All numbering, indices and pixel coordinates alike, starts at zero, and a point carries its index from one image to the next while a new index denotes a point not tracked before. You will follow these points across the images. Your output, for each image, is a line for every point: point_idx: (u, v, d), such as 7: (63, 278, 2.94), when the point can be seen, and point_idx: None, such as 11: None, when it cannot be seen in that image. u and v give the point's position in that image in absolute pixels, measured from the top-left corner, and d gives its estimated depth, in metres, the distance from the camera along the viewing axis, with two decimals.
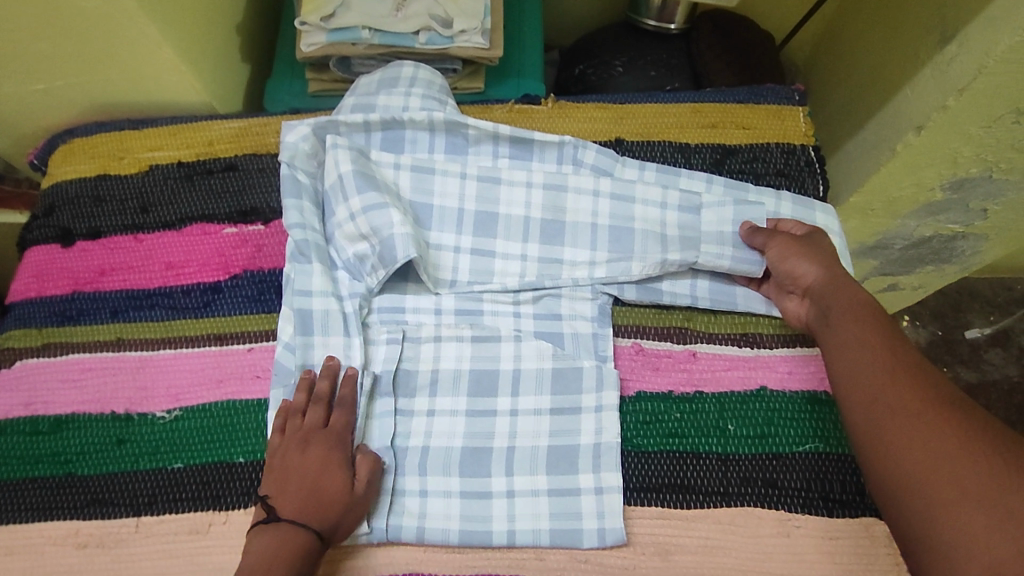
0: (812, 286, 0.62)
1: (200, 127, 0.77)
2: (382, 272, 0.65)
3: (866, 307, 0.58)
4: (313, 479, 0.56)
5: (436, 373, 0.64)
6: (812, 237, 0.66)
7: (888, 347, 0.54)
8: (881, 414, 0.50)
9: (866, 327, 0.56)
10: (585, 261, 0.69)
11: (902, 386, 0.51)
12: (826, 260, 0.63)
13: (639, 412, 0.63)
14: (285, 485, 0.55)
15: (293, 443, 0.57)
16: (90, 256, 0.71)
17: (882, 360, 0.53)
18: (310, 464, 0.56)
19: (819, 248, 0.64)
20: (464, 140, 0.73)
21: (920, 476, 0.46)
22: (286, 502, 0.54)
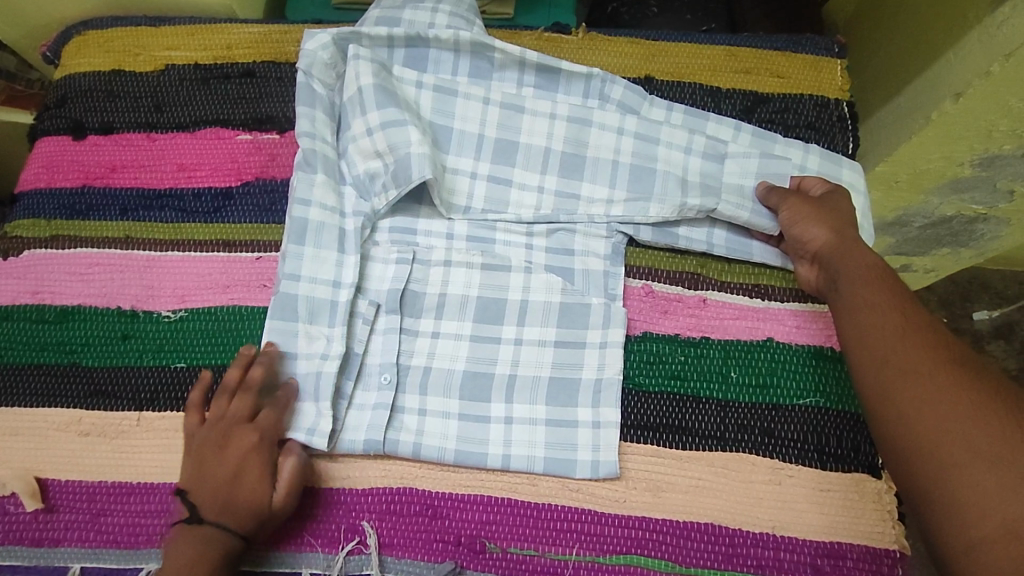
0: (823, 245, 0.59)
1: (218, 29, 0.74)
2: (398, 189, 0.64)
3: (879, 269, 0.55)
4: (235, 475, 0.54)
5: (444, 296, 0.64)
6: (832, 197, 0.63)
7: (901, 306, 0.52)
8: (889, 373, 0.48)
9: (881, 284, 0.54)
10: (602, 199, 0.67)
11: (912, 341, 0.49)
12: (842, 221, 0.60)
13: (643, 352, 0.63)
14: (203, 486, 0.53)
15: (211, 440, 0.55)
16: (102, 151, 0.70)
17: (893, 317, 0.51)
18: (229, 464, 0.54)
19: (837, 210, 0.61)
20: (489, 64, 0.71)
21: (929, 436, 0.45)
22: (207, 501, 0.53)
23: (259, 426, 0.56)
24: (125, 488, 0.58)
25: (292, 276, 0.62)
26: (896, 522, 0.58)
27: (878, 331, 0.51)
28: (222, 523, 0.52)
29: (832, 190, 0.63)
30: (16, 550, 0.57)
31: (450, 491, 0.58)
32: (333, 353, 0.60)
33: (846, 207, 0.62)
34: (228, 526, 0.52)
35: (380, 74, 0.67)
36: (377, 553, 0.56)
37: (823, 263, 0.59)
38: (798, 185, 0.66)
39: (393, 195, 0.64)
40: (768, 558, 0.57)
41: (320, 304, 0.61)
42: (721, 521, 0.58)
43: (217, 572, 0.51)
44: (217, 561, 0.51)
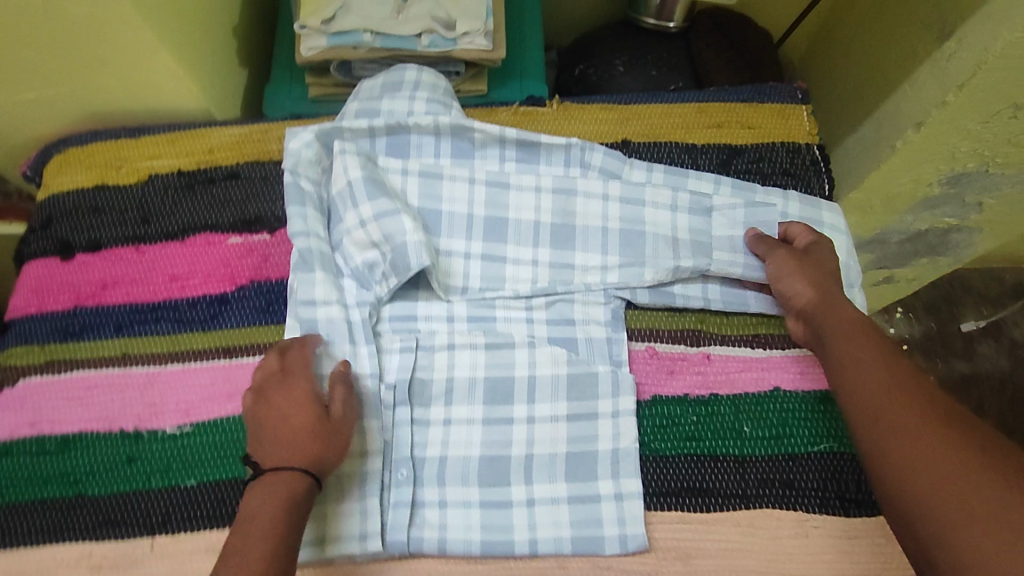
0: (808, 301, 0.61)
1: (199, 134, 0.75)
2: (398, 278, 0.65)
3: (864, 323, 0.57)
4: (283, 417, 0.55)
5: (451, 381, 0.64)
6: (815, 250, 0.65)
7: (889, 362, 0.53)
8: (883, 431, 0.49)
9: (868, 341, 0.55)
10: (597, 266, 0.68)
11: (904, 402, 0.50)
12: (827, 276, 0.62)
13: (656, 416, 0.63)
14: (259, 439, 0.55)
15: (255, 393, 0.57)
16: (91, 269, 0.69)
17: (881, 375, 0.52)
18: (274, 409, 0.56)
19: (819, 264, 0.63)
20: (470, 143, 0.72)
21: (927, 496, 0.45)
22: (263, 449, 0.54)
23: (291, 368, 0.58)
24: None
25: None
26: None
27: (870, 392, 0.52)
28: (284, 465, 0.53)
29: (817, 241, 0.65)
30: None
31: None
32: (371, 450, 0.59)
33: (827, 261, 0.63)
34: (293, 465, 0.53)
35: (367, 167, 0.68)
36: None
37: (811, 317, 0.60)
38: (785, 233, 0.67)
39: (394, 284, 0.65)
40: None
41: None
42: None
43: (293, 511, 0.51)
44: (289, 499, 0.52)
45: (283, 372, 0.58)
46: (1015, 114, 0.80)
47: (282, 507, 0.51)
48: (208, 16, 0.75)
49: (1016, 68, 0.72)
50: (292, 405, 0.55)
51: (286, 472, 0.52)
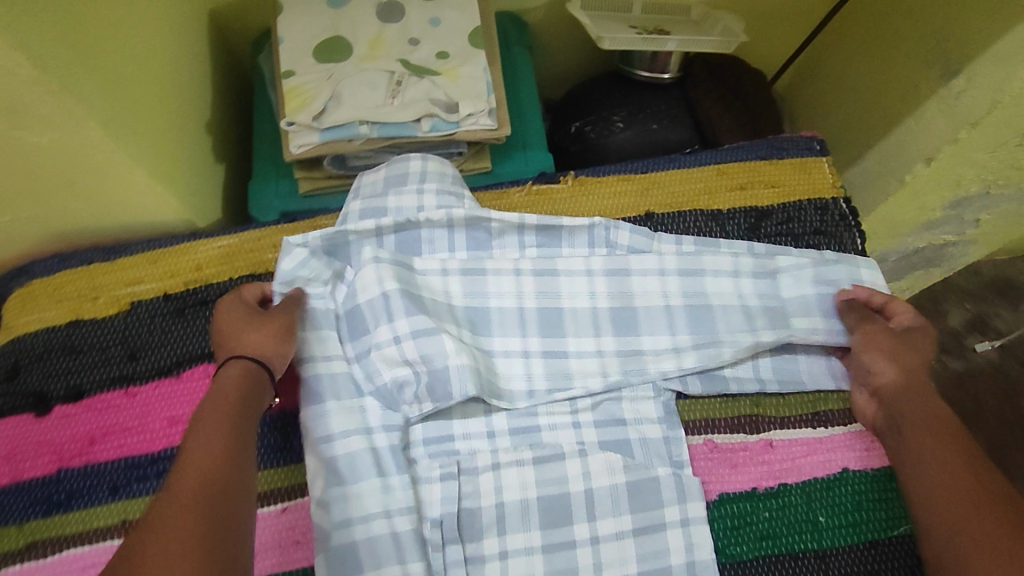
0: (885, 380, 0.58)
1: (183, 250, 0.68)
2: (435, 405, 0.59)
3: (940, 413, 0.54)
4: (228, 334, 0.57)
5: (501, 508, 0.58)
6: (908, 332, 0.61)
7: (965, 459, 0.51)
8: (963, 542, 0.46)
9: (943, 433, 0.53)
10: (669, 350, 0.64)
11: (973, 503, 0.47)
12: (920, 361, 0.59)
13: (727, 517, 0.58)
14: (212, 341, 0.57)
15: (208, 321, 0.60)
16: (75, 421, 0.61)
17: (952, 470, 0.50)
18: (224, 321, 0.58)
19: (909, 347, 0.60)
20: (486, 233, 0.67)
21: None
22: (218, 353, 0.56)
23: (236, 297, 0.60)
24: None
25: (343, 522, 0.55)
26: None
27: (938, 488, 0.49)
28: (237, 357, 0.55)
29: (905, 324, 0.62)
30: None
31: None
32: None
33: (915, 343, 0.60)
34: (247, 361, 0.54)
35: (384, 279, 0.62)
36: None
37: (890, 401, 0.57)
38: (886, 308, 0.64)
39: (429, 408, 0.60)
40: None
41: (382, 543, 0.55)
42: None
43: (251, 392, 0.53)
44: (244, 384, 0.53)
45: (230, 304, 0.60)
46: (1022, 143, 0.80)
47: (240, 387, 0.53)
48: (180, 120, 0.68)
49: None
50: (244, 328, 0.57)
51: (234, 370, 0.54)
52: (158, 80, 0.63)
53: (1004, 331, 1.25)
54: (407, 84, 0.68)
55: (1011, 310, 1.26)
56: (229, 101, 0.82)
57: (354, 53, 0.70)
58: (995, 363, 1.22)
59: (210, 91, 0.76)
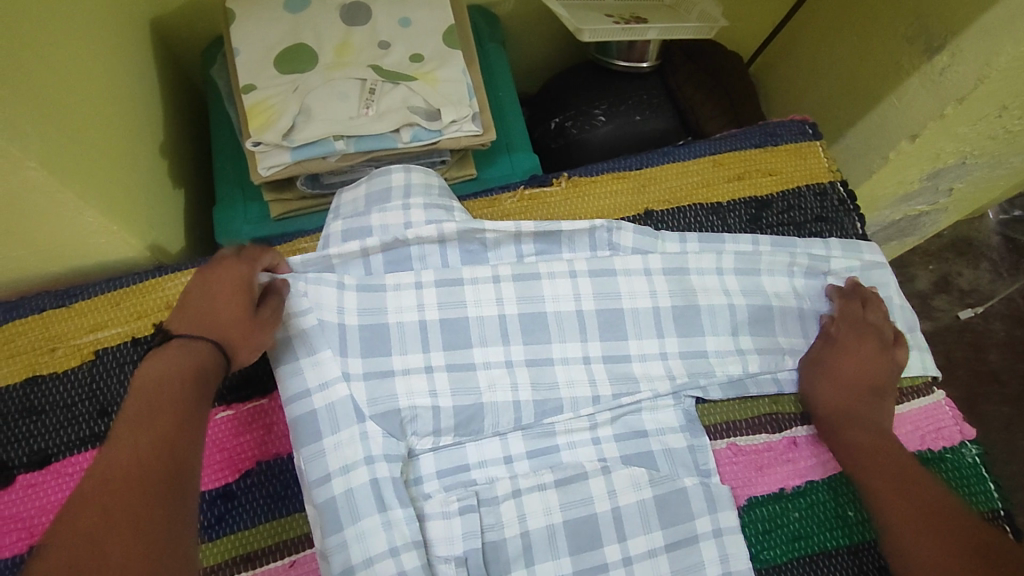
0: (828, 414, 0.58)
1: (148, 289, 0.62)
2: (461, 437, 0.58)
3: (893, 441, 0.55)
4: (205, 307, 0.51)
5: (527, 537, 0.55)
6: (856, 342, 0.61)
7: (933, 492, 0.51)
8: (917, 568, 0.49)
9: (907, 466, 0.53)
10: (733, 352, 0.63)
11: (924, 530, 0.49)
12: (862, 376, 0.59)
13: (758, 521, 0.57)
14: (188, 313, 0.50)
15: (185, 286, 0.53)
16: (43, 492, 0.54)
17: (921, 508, 0.50)
18: (204, 297, 0.51)
19: (834, 369, 0.60)
20: (481, 245, 0.64)
21: None
22: (186, 325, 0.50)
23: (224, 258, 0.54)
24: None
25: (365, 561, 0.52)
26: None
27: (899, 516, 0.51)
28: (195, 336, 0.49)
29: (858, 320, 0.62)
30: None
31: None
32: None
33: (842, 361, 0.60)
34: (207, 342, 0.49)
35: (403, 306, 0.61)
36: None
37: (831, 429, 0.57)
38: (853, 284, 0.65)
39: (449, 441, 0.58)
40: None
41: None
42: None
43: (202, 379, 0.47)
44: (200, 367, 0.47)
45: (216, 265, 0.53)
46: (1000, 114, 0.81)
47: (188, 371, 0.47)
48: (131, 148, 0.61)
49: (1012, 75, 0.71)
50: (213, 299, 0.51)
51: (182, 346, 0.48)
52: (102, 105, 0.57)
53: (969, 290, 1.27)
54: (382, 93, 0.63)
55: (973, 270, 1.29)
56: (182, 119, 0.75)
57: (321, 62, 0.65)
58: (962, 323, 1.24)
59: (160, 111, 0.69)
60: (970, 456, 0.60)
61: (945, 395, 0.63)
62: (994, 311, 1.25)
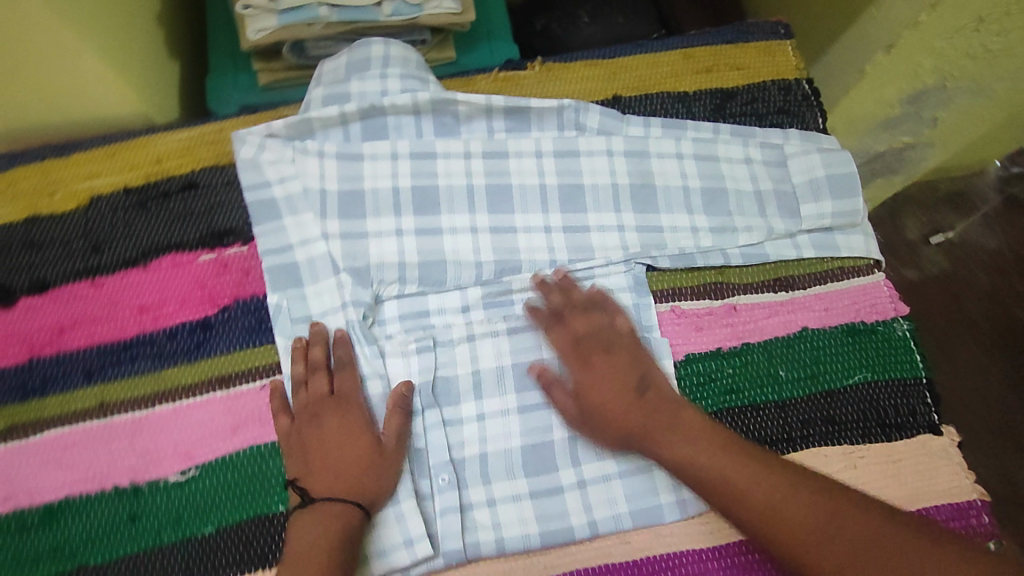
0: (674, 459, 0.54)
1: (142, 143, 0.66)
2: (423, 287, 0.62)
3: (747, 457, 0.52)
4: (337, 434, 0.54)
5: (478, 375, 0.60)
6: (589, 365, 0.58)
7: (765, 504, 0.50)
8: (720, 473, 0.52)
9: (797, 517, 0.49)
10: (686, 227, 0.66)
11: (716, 441, 0.54)
12: (623, 385, 0.57)
13: (693, 375, 0.61)
14: (317, 469, 0.53)
15: (302, 420, 0.55)
16: (41, 313, 0.60)
17: (803, 538, 0.48)
18: (331, 435, 0.54)
19: (588, 397, 0.57)
20: (453, 118, 0.67)
21: (796, 523, 0.49)
22: (318, 479, 0.53)
23: (344, 397, 0.56)
24: None
25: None
26: (969, 473, 0.60)
27: (681, 440, 0.54)
28: (335, 496, 0.52)
29: (612, 339, 0.59)
30: None
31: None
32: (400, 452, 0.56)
33: (709, 465, 0.52)
34: (348, 501, 0.52)
35: (377, 174, 0.64)
36: None
37: (647, 451, 0.55)
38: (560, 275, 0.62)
39: (413, 289, 0.62)
40: None
41: None
42: None
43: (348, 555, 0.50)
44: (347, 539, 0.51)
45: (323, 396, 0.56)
46: (979, 28, 0.78)
47: (335, 546, 0.50)
48: (128, 8, 0.65)
49: None
50: (342, 416, 0.55)
51: (332, 513, 0.51)
52: None
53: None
54: None
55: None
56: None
57: None
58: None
59: None
60: (901, 331, 0.64)
61: (885, 277, 0.66)
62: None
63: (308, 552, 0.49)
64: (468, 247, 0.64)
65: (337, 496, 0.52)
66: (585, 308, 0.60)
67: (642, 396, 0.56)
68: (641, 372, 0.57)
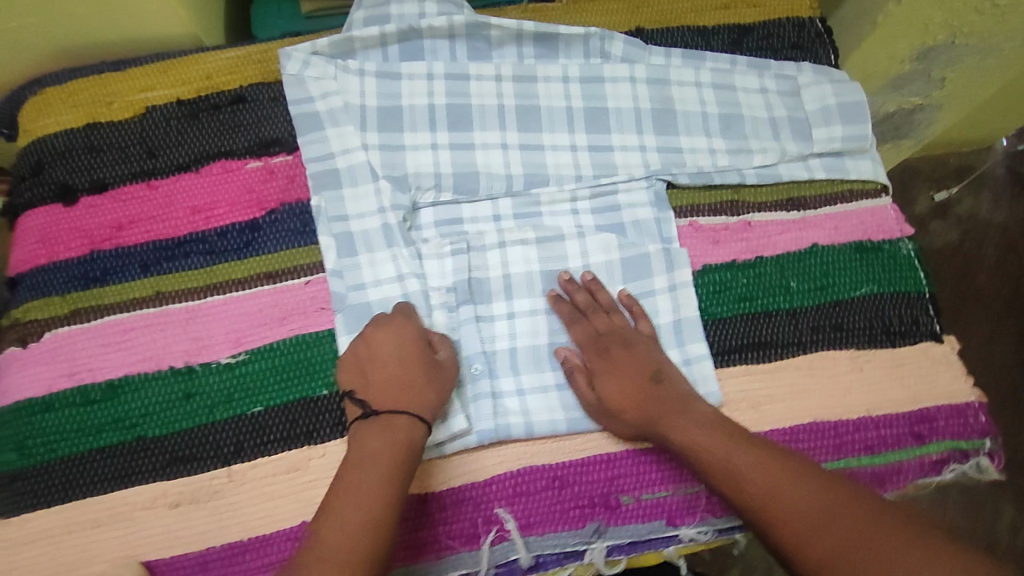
0: (688, 449, 0.55)
1: (193, 60, 0.69)
2: (457, 197, 0.66)
3: (747, 443, 0.54)
4: (395, 353, 0.57)
5: (508, 279, 0.64)
6: (604, 358, 0.60)
7: (763, 483, 0.51)
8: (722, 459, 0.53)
9: (790, 497, 0.49)
10: (704, 149, 0.69)
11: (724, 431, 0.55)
12: (636, 380, 0.58)
13: (709, 284, 0.65)
14: (375, 385, 0.56)
15: (361, 341, 0.58)
16: (101, 211, 0.64)
17: (798, 513, 0.48)
18: (390, 355, 0.57)
19: (607, 393, 0.58)
20: (486, 43, 0.71)
21: (785, 499, 0.49)
22: (380, 395, 0.55)
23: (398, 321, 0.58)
24: (237, 548, 0.57)
25: (376, 283, 0.63)
26: (968, 378, 0.64)
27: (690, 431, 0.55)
28: (399, 410, 0.54)
29: (630, 337, 0.61)
30: None
31: (568, 459, 0.60)
32: None
33: (722, 458, 0.53)
34: (409, 413, 0.54)
35: (414, 92, 0.68)
36: (521, 536, 0.58)
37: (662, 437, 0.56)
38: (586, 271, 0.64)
39: (448, 198, 0.66)
40: (873, 438, 0.61)
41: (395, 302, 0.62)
42: (819, 417, 0.62)
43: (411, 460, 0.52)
44: (409, 447, 0.53)
45: (386, 319, 0.59)
46: None
47: (399, 452, 0.52)
48: None
49: None
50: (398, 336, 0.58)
51: (393, 422, 0.54)
52: None
53: (967, 217, 1.21)
54: None
55: (973, 198, 1.22)
56: None
57: None
58: (955, 246, 1.19)
59: None
60: (905, 250, 0.68)
61: (892, 202, 0.70)
62: (987, 238, 1.19)
63: (375, 457, 0.51)
64: (498, 163, 0.68)
65: (402, 411, 0.54)
66: (607, 313, 0.62)
67: (655, 387, 0.58)
68: (656, 363, 0.59)
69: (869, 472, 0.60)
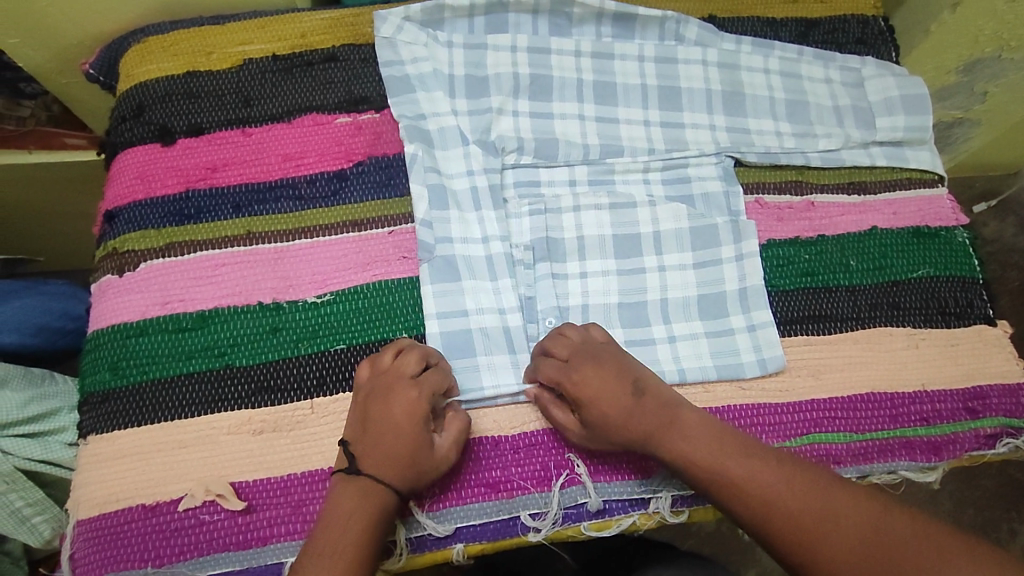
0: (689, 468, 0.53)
1: (289, 19, 0.73)
2: (537, 160, 0.69)
3: (747, 452, 0.53)
4: (400, 419, 0.54)
5: (582, 240, 0.67)
6: (593, 366, 0.57)
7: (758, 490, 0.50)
8: (716, 470, 0.52)
9: (787, 506, 0.49)
10: (771, 131, 0.73)
11: (721, 443, 0.53)
12: (614, 391, 0.56)
13: (774, 258, 0.68)
14: (367, 440, 0.54)
15: (374, 392, 0.56)
16: (197, 153, 0.67)
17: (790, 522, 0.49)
18: (395, 420, 0.54)
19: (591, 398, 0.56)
20: (567, 20, 0.74)
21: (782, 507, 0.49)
22: (367, 454, 0.54)
23: (420, 385, 0.56)
24: (319, 475, 0.58)
25: (463, 240, 0.66)
26: (1018, 360, 0.66)
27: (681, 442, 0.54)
28: (378, 480, 0.53)
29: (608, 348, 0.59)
30: (224, 557, 0.55)
31: None
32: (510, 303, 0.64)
33: (726, 473, 0.52)
34: (388, 486, 0.53)
35: (499, 62, 0.71)
36: (590, 482, 0.58)
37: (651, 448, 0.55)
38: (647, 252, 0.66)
39: (528, 160, 0.69)
40: (928, 410, 0.63)
41: (476, 258, 0.65)
42: (876, 388, 0.64)
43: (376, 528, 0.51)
44: (378, 517, 0.52)
45: (394, 377, 0.56)
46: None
47: (366, 523, 0.51)
48: None
49: None
50: (409, 404, 0.55)
51: (367, 488, 0.52)
52: None
53: (990, 241, 1.23)
54: None
55: (999, 221, 1.24)
56: None
57: None
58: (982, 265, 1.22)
59: None
60: (961, 238, 0.70)
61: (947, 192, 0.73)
62: (1013, 260, 1.21)
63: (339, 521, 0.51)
64: (574, 133, 0.71)
65: (378, 476, 0.53)
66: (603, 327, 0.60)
67: (638, 399, 0.56)
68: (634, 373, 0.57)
69: (925, 441, 0.62)
